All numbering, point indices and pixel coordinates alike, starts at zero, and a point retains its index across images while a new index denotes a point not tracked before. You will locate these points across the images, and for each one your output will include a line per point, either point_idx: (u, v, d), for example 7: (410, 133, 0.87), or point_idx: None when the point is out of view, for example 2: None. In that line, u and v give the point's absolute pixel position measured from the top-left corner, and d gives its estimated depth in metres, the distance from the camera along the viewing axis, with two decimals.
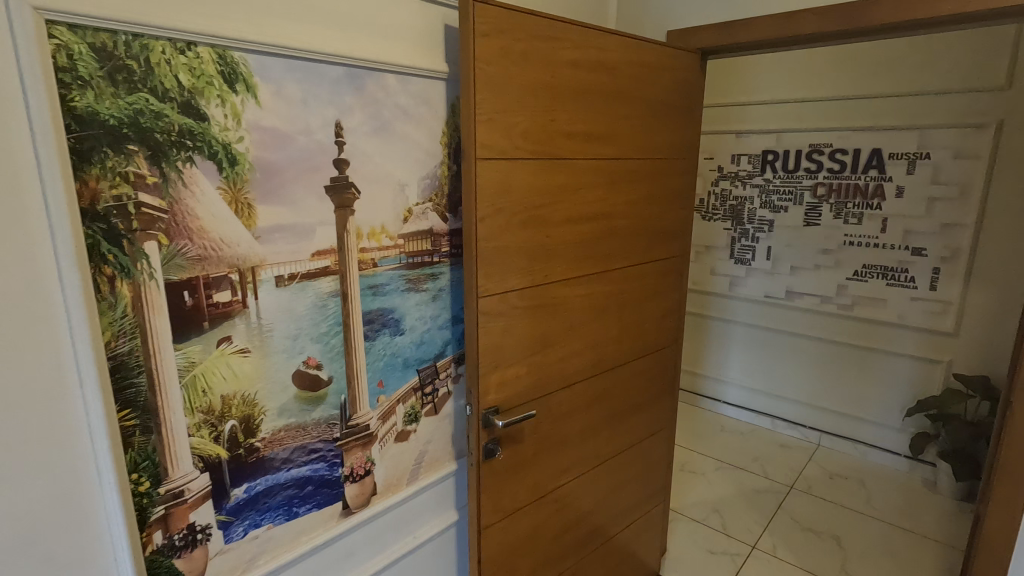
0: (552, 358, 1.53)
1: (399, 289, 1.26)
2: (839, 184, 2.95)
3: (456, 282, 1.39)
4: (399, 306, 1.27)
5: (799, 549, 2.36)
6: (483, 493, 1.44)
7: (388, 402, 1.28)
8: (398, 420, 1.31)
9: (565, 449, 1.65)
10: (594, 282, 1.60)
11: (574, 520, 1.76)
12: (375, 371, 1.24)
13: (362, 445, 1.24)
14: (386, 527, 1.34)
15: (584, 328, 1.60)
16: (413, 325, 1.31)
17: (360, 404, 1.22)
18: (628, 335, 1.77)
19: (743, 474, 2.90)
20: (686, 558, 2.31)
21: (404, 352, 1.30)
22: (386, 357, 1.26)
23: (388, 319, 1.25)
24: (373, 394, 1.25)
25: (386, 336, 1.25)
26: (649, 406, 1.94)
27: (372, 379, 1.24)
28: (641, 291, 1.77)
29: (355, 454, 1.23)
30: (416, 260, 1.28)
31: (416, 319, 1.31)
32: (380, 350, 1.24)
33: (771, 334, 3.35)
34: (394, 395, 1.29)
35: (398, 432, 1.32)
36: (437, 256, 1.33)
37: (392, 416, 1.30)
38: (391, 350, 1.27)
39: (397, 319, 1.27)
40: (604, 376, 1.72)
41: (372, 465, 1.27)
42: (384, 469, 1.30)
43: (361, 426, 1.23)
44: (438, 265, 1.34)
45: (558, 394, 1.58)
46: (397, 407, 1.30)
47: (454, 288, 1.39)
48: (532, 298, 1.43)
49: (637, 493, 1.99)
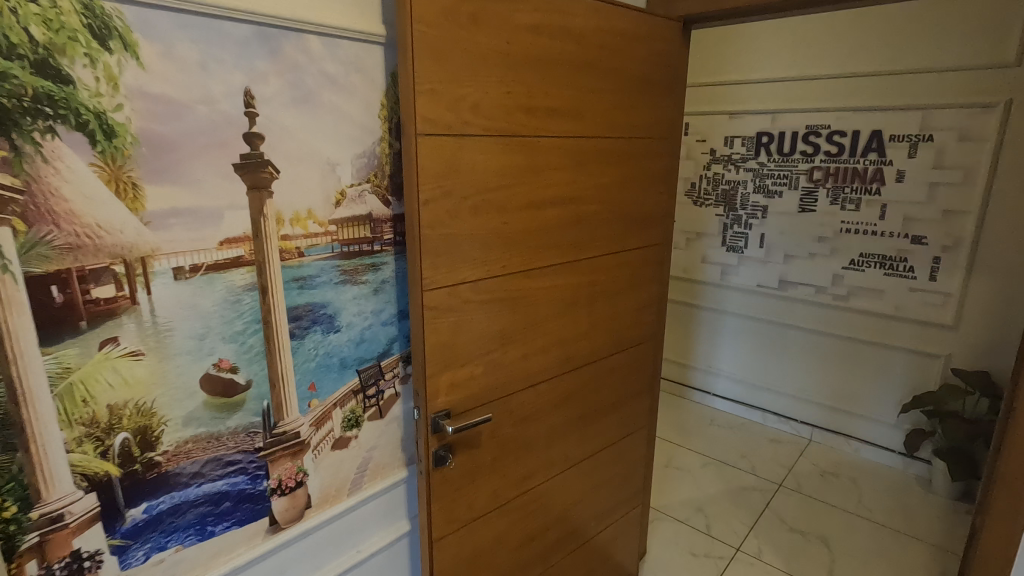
0: (514, 356, 1.40)
1: (332, 281, 1.12)
2: (836, 168, 2.79)
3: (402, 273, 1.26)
4: (333, 300, 1.13)
5: (785, 552, 2.25)
6: (433, 504, 1.32)
7: (322, 406, 1.16)
8: (335, 425, 1.19)
9: (530, 453, 1.53)
10: (561, 274, 1.46)
11: (542, 528, 1.64)
12: (306, 373, 1.12)
13: (291, 454, 1.12)
14: (325, 542, 1.23)
15: (549, 323, 1.47)
16: (352, 322, 1.18)
17: (288, 411, 1.10)
18: (601, 330, 1.63)
19: (730, 471, 2.79)
20: (666, 562, 2.21)
21: (341, 351, 1.17)
22: (319, 357, 1.13)
23: (320, 315, 1.12)
24: (304, 398, 1.12)
25: (318, 334, 1.12)
26: (626, 406, 1.81)
27: (302, 382, 1.11)
28: (615, 283, 1.64)
29: (284, 464, 1.11)
30: (353, 249, 1.15)
31: (354, 314, 1.18)
32: (311, 350, 1.11)
33: (764, 325, 3.21)
34: (329, 398, 1.17)
35: (336, 439, 1.20)
36: (378, 244, 1.19)
37: (328, 422, 1.17)
38: (325, 349, 1.14)
39: (331, 315, 1.14)
40: (574, 374, 1.59)
41: (304, 476, 1.14)
42: (319, 480, 1.18)
43: (289, 434, 1.11)
44: (380, 253, 1.20)
45: (520, 395, 1.45)
46: (334, 412, 1.18)
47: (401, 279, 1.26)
48: (488, 291, 1.30)
49: (613, 497, 1.88)
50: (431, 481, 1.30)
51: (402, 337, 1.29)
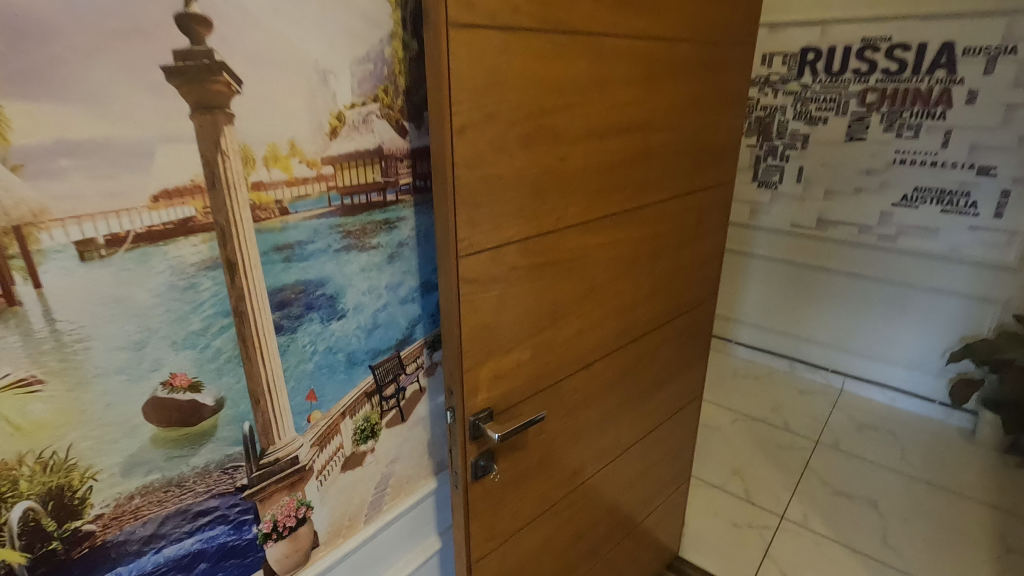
0: (566, 334, 1.09)
1: (331, 249, 0.78)
2: (895, 89, 2.43)
3: (425, 231, 0.91)
4: (334, 276, 0.80)
5: (832, 517, 2.08)
6: (473, 522, 1.05)
7: (327, 418, 0.85)
8: (345, 441, 0.89)
9: (579, 445, 1.26)
10: (623, 225, 1.13)
11: (589, 525, 1.41)
12: (301, 379, 0.80)
13: (289, 487, 0.82)
14: None
15: (608, 290, 1.16)
16: (361, 304, 0.85)
17: (281, 431, 0.79)
18: (662, 293, 1.33)
19: (762, 428, 2.59)
20: (706, 535, 2.02)
21: (349, 344, 0.85)
22: (319, 356, 0.81)
23: (318, 298, 0.79)
24: (300, 411, 0.81)
25: (317, 325, 0.79)
26: (680, 378, 1.54)
27: (296, 392, 0.79)
28: (681, 234, 1.31)
29: (280, 501, 0.81)
30: (358, 201, 0.80)
31: (364, 292, 0.85)
32: (307, 347, 0.79)
33: (796, 268, 2.94)
34: (336, 408, 0.86)
35: (347, 457, 0.90)
36: (392, 193, 0.85)
37: (335, 438, 0.87)
38: (326, 344, 0.82)
39: (333, 296, 0.81)
40: (631, 347, 1.29)
41: (307, 510, 0.85)
42: (326, 512, 0.89)
43: (285, 461, 0.80)
44: (394, 207, 0.86)
45: (572, 380, 1.16)
46: (343, 424, 0.87)
47: (423, 240, 0.92)
48: (539, 252, 0.97)
49: (661, 478, 1.64)
50: (469, 497, 1.02)
51: (427, 317, 0.97)
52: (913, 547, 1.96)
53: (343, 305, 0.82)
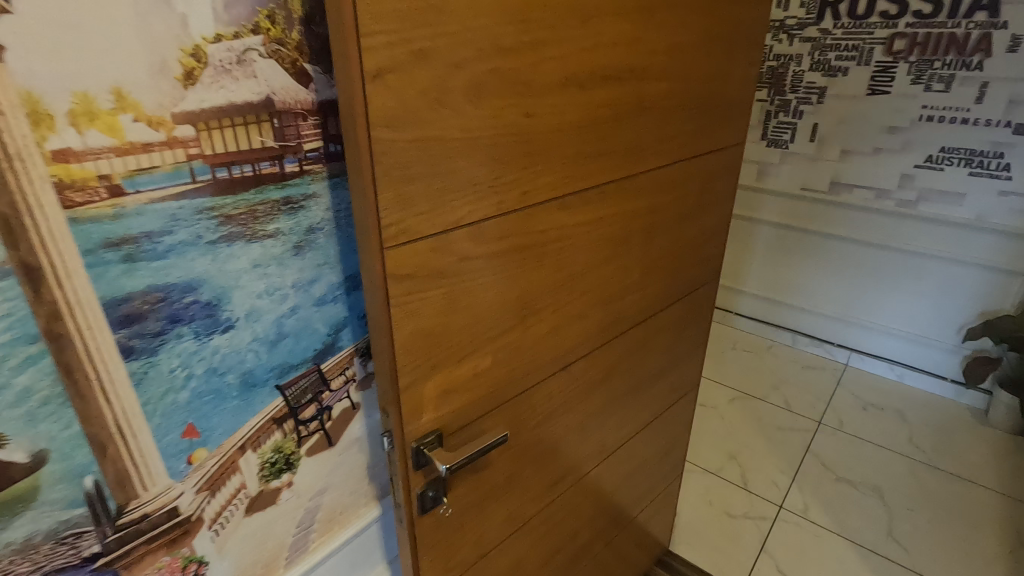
0: (538, 334, 0.90)
1: (204, 239, 0.63)
2: (926, 35, 2.15)
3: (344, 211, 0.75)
4: (210, 276, 0.64)
5: (834, 507, 1.95)
6: (423, 559, 0.88)
7: (217, 457, 0.69)
8: (248, 480, 0.72)
9: (556, 456, 1.08)
10: (609, 200, 0.92)
11: (567, 534, 1.26)
12: (175, 410, 0.64)
13: (169, 544, 0.68)
14: None
15: (591, 279, 0.95)
16: (254, 311, 0.69)
17: (147, 479, 0.64)
18: (657, 277, 1.12)
19: (762, 407, 2.44)
20: (699, 525, 1.89)
21: (242, 362, 0.69)
22: (198, 381, 0.66)
23: (188, 309, 0.63)
24: (175, 452, 0.66)
25: (189, 342, 0.64)
26: (676, 370, 1.35)
27: (171, 429, 0.65)
28: (681, 207, 1.10)
29: (155, 563, 0.68)
30: (239, 179, 0.65)
31: (257, 297, 0.69)
32: (177, 372, 0.63)
33: (804, 235, 2.72)
34: (230, 443, 0.70)
35: (252, 499, 0.74)
36: (290, 166, 0.69)
37: (232, 478, 0.71)
38: (208, 364, 0.66)
39: (211, 302, 0.65)
40: (619, 342, 1.10)
41: (201, 568, 0.72)
42: (230, 563, 0.75)
43: (157, 517, 0.67)
44: (294, 181, 0.69)
45: (546, 385, 0.97)
46: (241, 461, 0.71)
47: (341, 222, 0.76)
48: (500, 237, 0.76)
49: (650, 476, 1.49)
50: (416, 532, 0.84)
51: (354, 318, 0.80)
52: (920, 540, 1.84)
53: (228, 312, 0.66)
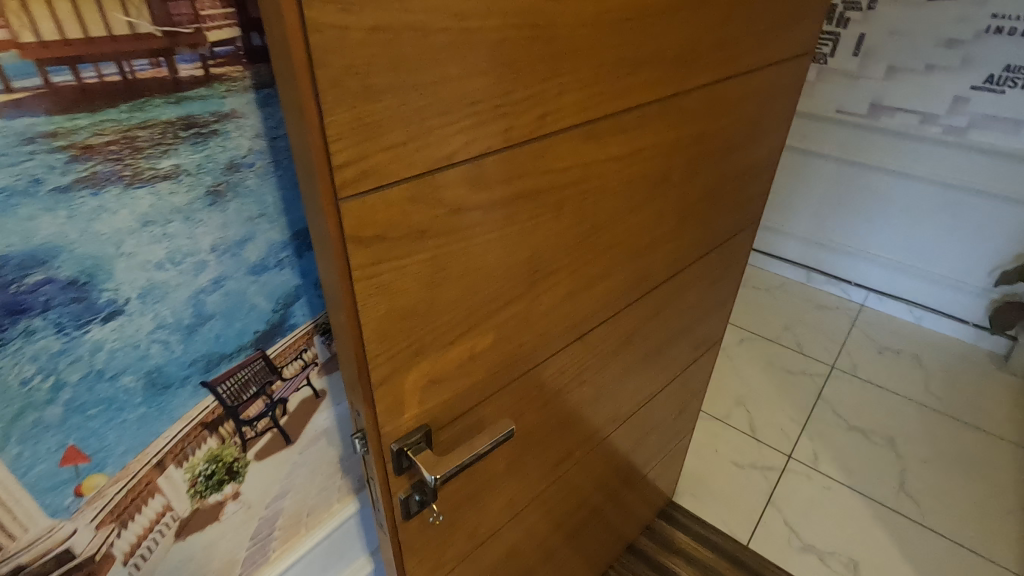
0: (551, 301, 0.71)
1: (57, 186, 0.47)
2: None
3: (272, 140, 0.59)
4: (70, 243, 0.49)
5: (844, 458, 1.87)
6: (409, 561, 0.75)
7: (122, 484, 0.59)
8: (174, 500, 0.63)
9: (563, 431, 0.93)
10: (650, 126, 0.69)
11: (571, 504, 1.14)
12: (59, 420, 0.52)
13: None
14: None
15: (619, 228, 0.75)
16: (153, 288, 0.55)
17: (21, 523, 0.53)
18: (694, 223, 0.92)
19: (773, 349, 2.32)
20: (703, 473, 1.81)
21: (140, 359, 0.56)
22: (75, 388, 0.53)
23: (43, 294, 0.48)
24: (51, 486, 0.54)
25: (52, 340, 0.50)
26: (701, 327, 1.18)
27: (53, 442, 0.53)
28: (732, 135, 0.87)
29: None
30: (106, 92, 0.48)
31: (153, 269, 0.54)
32: (37, 379, 0.50)
33: (834, 163, 2.47)
34: (138, 462, 0.59)
35: (183, 521, 0.65)
36: (186, 76, 0.52)
37: (149, 504, 0.61)
38: (91, 354, 0.53)
39: (79, 279, 0.50)
40: (644, 302, 0.92)
41: None
42: None
43: (40, 565, 0.56)
44: (192, 95, 0.52)
45: (558, 358, 0.79)
46: (160, 483, 0.61)
47: (270, 158, 0.60)
48: (508, 179, 0.55)
49: (663, 436, 1.36)
50: (400, 537, 0.70)
51: (297, 289, 0.67)
52: (932, 494, 1.76)
53: (109, 291, 0.52)
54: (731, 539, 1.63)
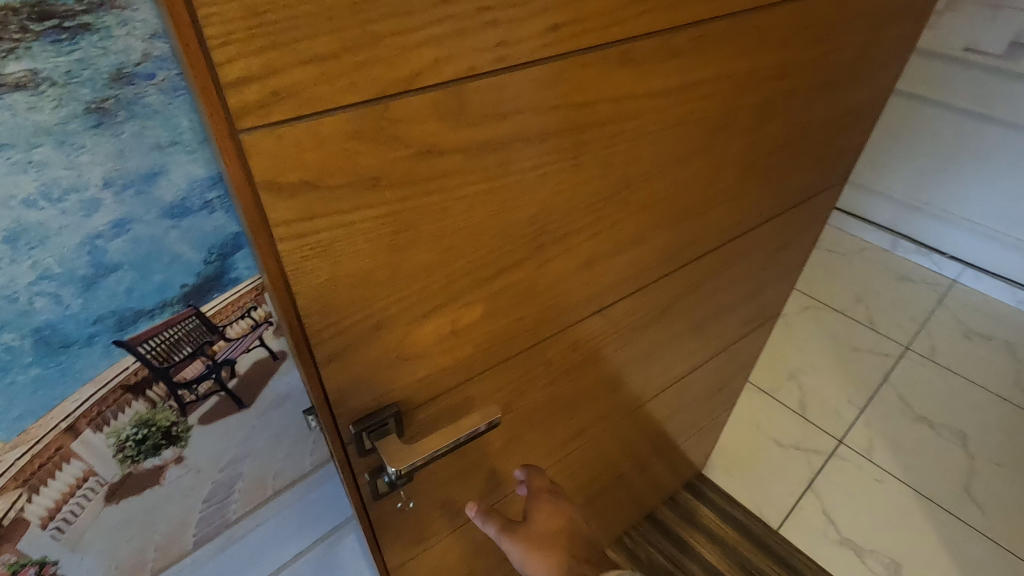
0: (562, 269, 0.57)
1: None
2: None
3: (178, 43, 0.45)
4: None
5: (903, 451, 1.69)
6: (383, 535, 0.68)
7: (25, 449, 0.50)
8: (98, 465, 0.55)
9: (577, 407, 0.83)
10: (713, 51, 0.52)
11: (587, 475, 1.05)
12: None
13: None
14: None
15: (659, 184, 0.59)
16: (22, 231, 0.43)
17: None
18: (761, 181, 0.74)
19: (839, 322, 2.08)
20: (740, 450, 1.68)
21: (23, 315, 0.45)
22: None
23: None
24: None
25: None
26: (757, 298, 1.02)
27: None
28: (828, 69, 0.67)
29: None
30: None
31: (14, 208, 0.42)
32: None
33: (951, 114, 2.08)
34: (41, 427, 0.50)
35: (113, 486, 0.57)
36: None
37: (64, 470, 0.53)
38: None
39: None
40: (687, 271, 0.77)
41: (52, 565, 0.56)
42: (96, 556, 0.59)
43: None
44: None
45: (571, 333, 0.67)
46: (76, 448, 0.53)
47: (177, 68, 0.46)
48: (502, 113, 0.41)
49: (699, 411, 1.24)
50: (371, 513, 0.63)
51: (236, 237, 0.55)
52: (1002, 503, 1.57)
53: None
54: (760, 522, 1.52)
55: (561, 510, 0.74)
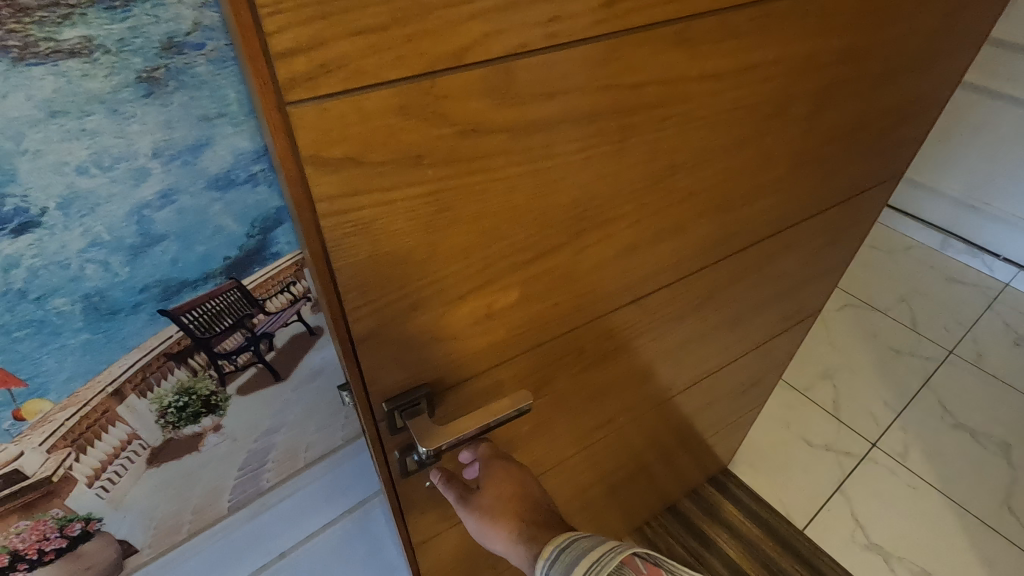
0: (600, 256, 0.56)
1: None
2: None
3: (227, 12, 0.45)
4: None
5: (940, 458, 1.63)
6: (408, 512, 0.69)
7: (74, 410, 0.52)
8: (141, 429, 0.57)
9: (606, 396, 0.82)
10: (772, 31, 0.49)
11: (611, 464, 1.05)
12: None
13: (24, 509, 0.52)
14: (207, 568, 0.73)
15: (706, 171, 0.57)
16: (76, 198, 0.44)
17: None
18: (813, 172, 0.71)
19: (880, 321, 2.01)
20: (768, 446, 1.65)
21: (74, 280, 0.47)
22: None
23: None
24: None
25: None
26: (797, 294, 0.98)
27: None
28: (893, 54, 0.63)
29: (11, 527, 0.52)
30: None
31: (69, 176, 0.43)
32: None
33: (1017, 108, 1.96)
34: (89, 390, 0.51)
35: (155, 449, 0.59)
36: None
37: (110, 432, 0.55)
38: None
39: None
40: (728, 262, 0.74)
41: (97, 522, 0.58)
42: (135, 517, 0.61)
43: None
44: None
45: (606, 321, 0.66)
46: (121, 412, 0.54)
47: (226, 38, 0.46)
48: (550, 93, 0.40)
49: (731, 405, 1.22)
50: (398, 488, 0.64)
51: (278, 212, 0.56)
52: None
53: (15, 198, 0.42)
54: (785, 522, 1.49)
55: (513, 475, 0.65)
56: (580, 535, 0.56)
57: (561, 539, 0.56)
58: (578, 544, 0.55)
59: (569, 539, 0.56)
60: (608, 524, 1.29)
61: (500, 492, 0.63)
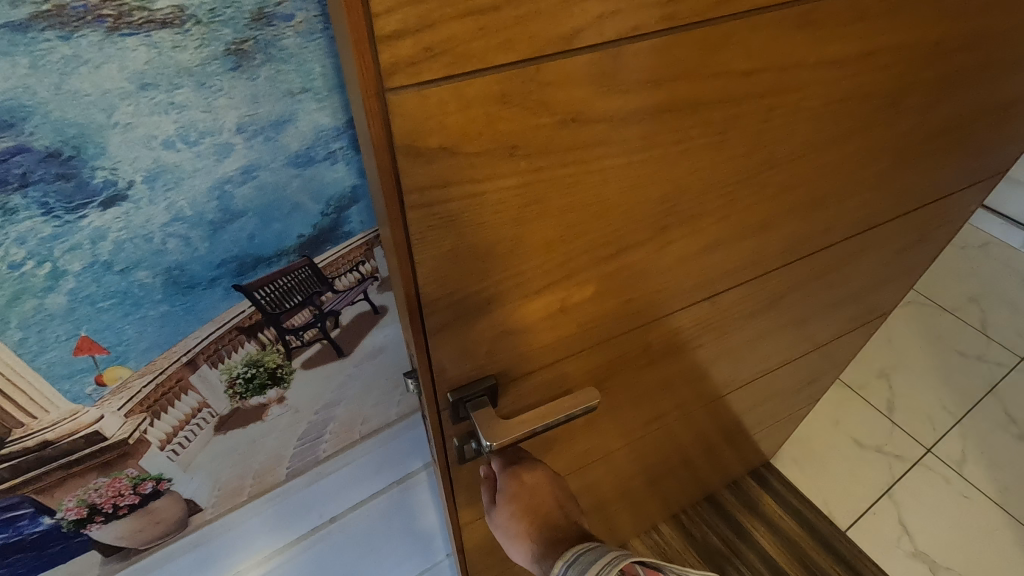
0: (680, 253, 0.53)
1: (12, 22, 0.35)
2: None
3: None
4: (45, 105, 0.38)
5: (1001, 470, 1.55)
6: (458, 493, 0.69)
7: (151, 377, 0.53)
8: (211, 399, 0.58)
9: (663, 391, 0.79)
10: (900, 13, 0.44)
11: (657, 455, 1.03)
12: (63, 313, 0.46)
13: (102, 467, 0.55)
14: (263, 529, 0.75)
15: (802, 168, 0.53)
16: (162, 173, 0.44)
17: (40, 406, 0.48)
18: (914, 168, 0.65)
19: (948, 322, 1.90)
20: (815, 444, 1.60)
21: (156, 254, 0.47)
22: (79, 278, 0.45)
23: (17, 166, 0.39)
24: (67, 373, 0.48)
25: (39, 223, 0.42)
26: (872, 295, 0.93)
27: (63, 332, 0.46)
28: None
29: (88, 484, 0.55)
30: None
31: (155, 149, 0.43)
32: (24, 265, 0.42)
33: None
34: (166, 359, 0.53)
35: (223, 417, 0.60)
36: None
37: (182, 401, 0.56)
38: (87, 247, 0.44)
39: (60, 152, 0.40)
40: (808, 262, 0.70)
41: (166, 483, 0.60)
42: (202, 480, 0.63)
43: (69, 443, 0.51)
44: None
45: (675, 318, 0.63)
46: (194, 381, 0.56)
47: (316, 9, 0.44)
48: (658, 80, 0.36)
49: (784, 402, 1.17)
50: (451, 469, 0.64)
51: (353, 190, 0.55)
52: None
53: (104, 170, 0.42)
54: (828, 521, 1.45)
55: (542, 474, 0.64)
56: (590, 548, 0.56)
57: (570, 552, 0.56)
58: (584, 558, 0.54)
59: (576, 552, 0.56)
60: (645, 511, 1.29)
61: (527, 479, 0.62)
